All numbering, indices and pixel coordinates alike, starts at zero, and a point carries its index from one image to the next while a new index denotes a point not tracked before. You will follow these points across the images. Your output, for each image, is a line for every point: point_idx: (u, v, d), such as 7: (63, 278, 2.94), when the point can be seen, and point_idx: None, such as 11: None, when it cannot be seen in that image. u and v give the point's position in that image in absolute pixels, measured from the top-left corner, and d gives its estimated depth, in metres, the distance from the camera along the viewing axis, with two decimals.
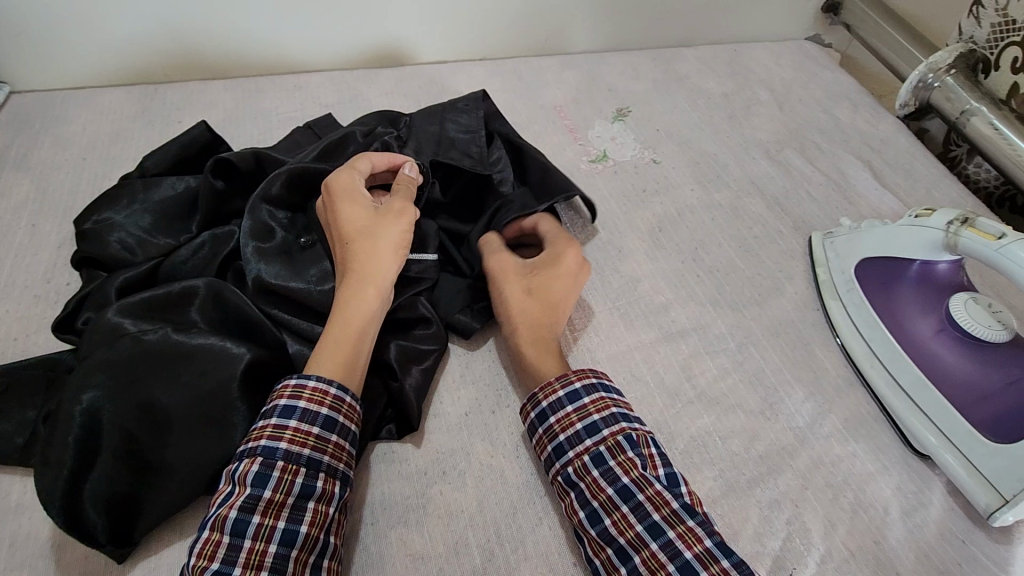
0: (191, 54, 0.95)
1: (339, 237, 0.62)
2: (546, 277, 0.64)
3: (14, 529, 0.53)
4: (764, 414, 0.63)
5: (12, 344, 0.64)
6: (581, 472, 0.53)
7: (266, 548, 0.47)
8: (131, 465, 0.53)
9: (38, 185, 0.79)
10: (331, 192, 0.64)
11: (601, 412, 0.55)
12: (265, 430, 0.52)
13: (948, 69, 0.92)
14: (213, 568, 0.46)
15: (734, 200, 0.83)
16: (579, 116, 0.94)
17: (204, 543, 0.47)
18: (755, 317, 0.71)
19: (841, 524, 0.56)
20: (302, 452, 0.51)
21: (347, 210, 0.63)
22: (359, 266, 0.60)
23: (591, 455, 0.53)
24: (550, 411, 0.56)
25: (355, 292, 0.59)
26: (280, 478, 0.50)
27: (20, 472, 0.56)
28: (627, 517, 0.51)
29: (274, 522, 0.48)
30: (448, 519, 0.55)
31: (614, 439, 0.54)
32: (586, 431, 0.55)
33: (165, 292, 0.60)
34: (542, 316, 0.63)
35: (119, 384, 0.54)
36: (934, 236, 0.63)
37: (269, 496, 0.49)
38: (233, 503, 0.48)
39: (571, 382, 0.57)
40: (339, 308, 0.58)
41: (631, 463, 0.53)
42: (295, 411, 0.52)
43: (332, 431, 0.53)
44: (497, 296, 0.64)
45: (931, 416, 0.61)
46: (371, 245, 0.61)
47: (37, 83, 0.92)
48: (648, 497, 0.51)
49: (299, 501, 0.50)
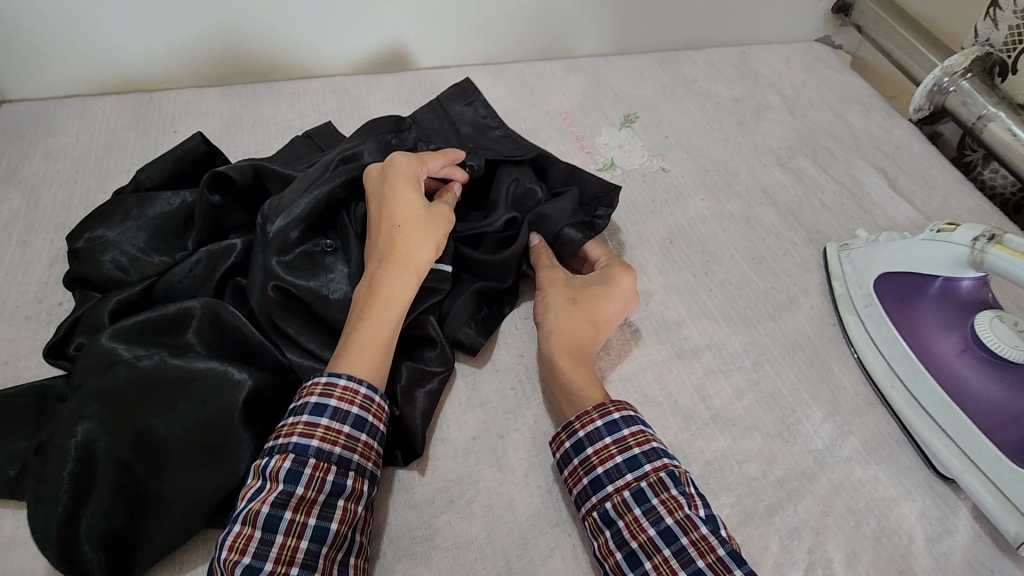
0: (188, 60, 0.92)
1: (391, 218, 0.61)
2: (597, 292, 0.64)
3: (5, 566, 0.51)
4: (782, 436, 0.61)
5: (4, 367, 0.62)
6: (621, 509, 0.51)
7: (297, 544, 0.47)
8: (129, 497, 0.51)
9: (30, 200, 0.77)
10: (399, 170, 0.64)
11: (641, 446, 0.54)
12: (297, 426, 0.51)
13: (963, 73, 0.90)
14: (245, 562, 0.45)
15: (745, 210, 0.81)
16: (585, 122, 0.91)
17: (236, 536, 0.46)
18: (770, 333, 0.69)
19: (864, 553, 0.54)
20: (333, 450, 0.50)
21: (407, 195, 0.63)
22: (408, 254, 0.60)
23: (632, 492, 0.52)
24: (587, 441, 0.55)
25: (400, 277, 0.59)
26: (312, 476, 0.49)
27: (12, 505, 0.54)
28: (669, 561, 0.49)
29: (305, 519, 0.48)
30: (457, 551, 0.53)
31: (656, 475, 0.52)
32: (626, 465, 0.53)
33: (161, 315, 0.58)
34: (585, 329, 0.63)
35: (115, 414, 0.52)
36: (958, 252, 0.61)
37: (301, 493, 0.48)
38: (266, 498, 0.48)
39: (609, 412, 0.56)
40: (384, 289, 0.58)
41: (675, 501, 0.51)
42: (327, 409, 0.51)
43: (362, 431, 0.53)
44: (542, 298, 0.65)
45: (955, 438, 0.59)
46: (421, 237, 0.61)
47: (28, 92, 0.89)
48: (692, 541, 0.49)
49: (329, 499, 0.49)
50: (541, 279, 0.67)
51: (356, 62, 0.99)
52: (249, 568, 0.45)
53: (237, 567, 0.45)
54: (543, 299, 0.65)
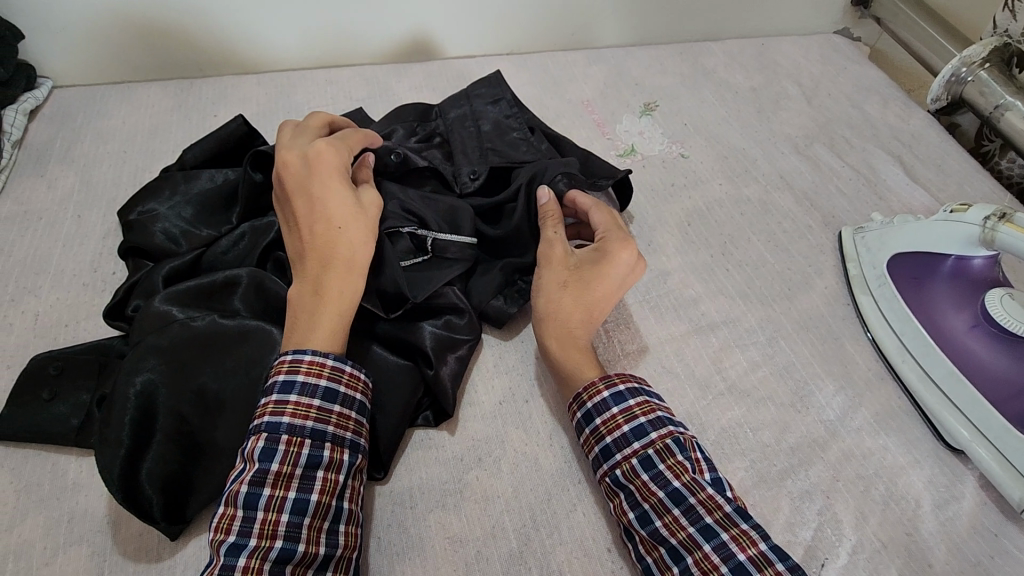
0: (226, 48, 0.96)
1: (323, 220, 0.59)
2: (590, 273, 0.63)
3: (72, 506, 0.55)
4: (795, 407, 0.64)
5: (64, 329, 0.67)
6: (630, 475, 0.54)
7: (278, 518, 0.49)
8: (183, 445, 0.55)
9: (82, 177, 0.81)
10: (314, 165, 0.62)
11: (647, 415, 0.56)
12: (267, 407, 0.52)
13: (981, 63, 0.91)
14: (230, 540, 0.47)
15: (763, 195, 0.83)
16: (607, 110, 0.94)
17: (220, 518, 0.49)
18: (786, 311, 0.71)
19: (872, 516, 0.57)
20: (305, 425, 0.52)
21: (336, 194, 0.60)
22: (350, 253, 0.59)
23: (639, 459, 0.54)
24: (595, 412, 0.57)
25: (337, 273, 0.58)
26: (286, 451, 0.51)
27: (76, 452, 0.58)
28: (679, 519, 0.51)
29: (285, 493, 0.50)
30: (484, 504, 0.57)
31: (662, 442, 0.54)
32: (633, 434, 0.55)
33: (209, 281, 0.62)
34: (576, 312, 0.62)
35: (171, 368, 0.56)
36: (969, 231, 0.64)
37: (277, 468, 0.50)
38: (244, 478, 0.50)
39: (615, 384, 0.58)
40: (330, 292, 0.57)
41: (681, 466, 0.53)
42: (294, 386, 0.53)
43: (335, 402, 0.54)
44: (537, 278, 0.65)
45: (964, 409, 0.61)
46: (358, 233, 0.60)
47: (78, 78, 0.94)
48: (700, 500, 0.51)
49: (307, 471, 0.51)
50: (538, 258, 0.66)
51: (386, 51, 1.03)
52: (234, 546, 0.47)
53: (221, 546, 0.47)
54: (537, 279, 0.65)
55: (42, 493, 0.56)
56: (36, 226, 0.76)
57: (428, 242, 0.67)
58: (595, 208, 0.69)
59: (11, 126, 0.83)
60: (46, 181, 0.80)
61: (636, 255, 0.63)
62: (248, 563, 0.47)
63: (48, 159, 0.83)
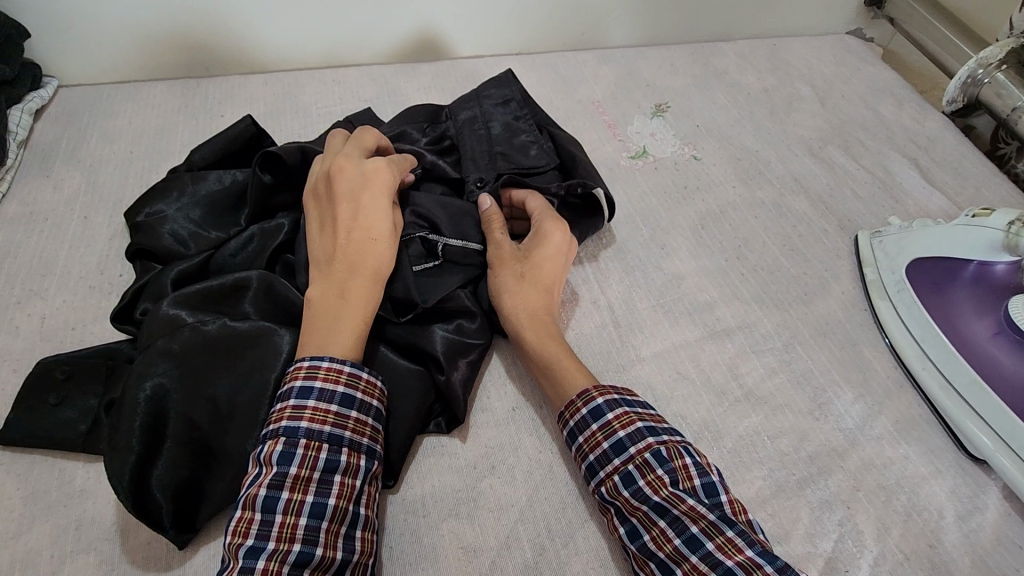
0: (233, 48, 0.95)
1: (361, 230, 0.59)
2: (541, 259, 0.65)
3: (80, 514, 0.54)
4: (814, 414, 0.62)
5: (71, 333, 0.66)
6: (613, 492, 0.53)
7: (296, 522, 0.48)
8: (194, 451, 0.54)
9: (88, 178, 0.81)
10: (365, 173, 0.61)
11: (626, 428, 0.54)
12: (285, 411, 0.51)
13: (999, 65, 0.90)
14: (248, 544, 0.46)
15: (777, 198, 0.82)
16: (618, 111, 0.93)
17: (238, 521, 0.47)
18: (802, 316, 0.70)
19: (894, 527, 0.56)
20: (323, 430, 0.51)
21: (380, 208, 0.60)
22: (379, 270, 0.59)
23: (620, 476, 0.53)
24: (577, 430, 0.56)
25: (364, 281, 0.58)
26: (304, 455, 0.50)
27: (83, 458, 0.58)
28: (665, 531, 0.49)
29: (302, 497, 0.49)
30: (498, 513, 0.56)
31: (641, 457, 0.52)
32: (613, 450, 0.54)
33: (218, 284, 0.61)
34: (539, 300, 0.64)
35: (182, 373, 0.55)
36: (993, 236, 0.65)
37: (295, 472, 0.49)
38: (262, 482, 0.49)
39: (592, 399, 0.56)
40: (354, 304, 0.57)
41: (660, 481, 0.51)
42: (313, 392, 0.52)
43: (351, 408, 0.53)
44: (492, 279, 0.65)
45: (987, 418, 0.60)
46: (389, 251, 0.60)
47: (83, 77, 0.93)
48: (683, 511, 0.49)
49: (325, 475, 0.50)
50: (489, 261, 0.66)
51: (394, 50, 1.02)
52: (252, 549, 0.46)
53: (240, 549, 0.46)
54: (493, 281, 0.65)
55: (49, 501, 0.55)
56: (42, 227, 0.75)
57: (439, 247, 0.66)
58: (529, 194, 0.70)
59: (16, 125, 0.82)
60: (52, 182, 0.79)
61: (571, 234, 0.67)
62: (267, 566, 0.46)
63: (54, 160, 0.82)
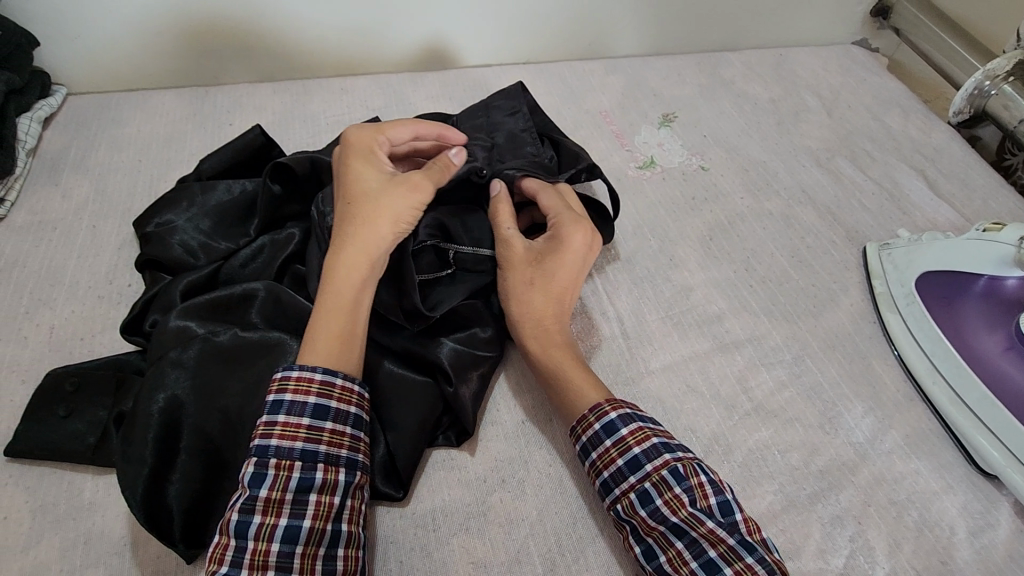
0: (241, 56, 0.95)
1: (344, 199, 0.60)
2: (552, 263, 0.64)
3: (88, 527, 0.54)
4: (824, 429, 0.62)
5: (79, 343, 0.66)
6: (629, 510, 0.52)
7: (269, 547, 0.47)
8: (207, 464, 0.54)
9: (97, 187, 0.81)
10: (346, 148, 0.63)
11: (641, 445, 0.54)
12: (257, 429, 0.50)
13: (1006, 76, 0.90)
14: (222, 571, 0.46)
15: (785, 209, 0.82)
16: (625, 120, 0.93)
17: (214, 548, 0.47)
18: (811, 330, 0.70)
19: (906, 543, 0.56)
20: (294, 446, 0.50)
21: (359, 172, 0.61)
22: (354, 233, 0.58)
23: (637, 494, 0.52)
24: (590, 446, 0.56)
25: (355, 255, 0.57)
26: (275, 476, 0.49)
27: (93, 471, 0.57)
28: (682, 554, 0.49)
29: (275, 520, 0.48)
30: (507, 527, 0.56)
31: (658, 475, 0.52)
32: (628, 468, 0.53)
33: (227, 295, 0.61)
34: (548, 304, 0.64)
35: (194, 385, 0.55)
36: (1003, 250, 0.64)
37: (266, 494, 0.48)
38: (236, 505, 0.48)
39: (606, 414, 0.56)
40: (332, 273, 0.56)
41: (678, 500, 0.51)
42: (282, 406, 0.51)
43: (326, 419, 0.52)
44: (502, 280, 0.65)
45: (998, 434, 0.60)
46: (373, 212, 0.58)
47: (92, 86, 0.93)
48: (701, 534, 0.50)
49: (298, 495, 0.49)
50: (499, 260, 0.66)
51: (402, 59, 1.02)
52: None
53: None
54: (503, 281, 0.65)
55: (57, 514, 0.55)
56: (50, 237, 0.75)
57: (451, 256, 0.66)
58: (542, 189, 0.69)
59: (25, 134, 0.82)
60: (61, 191, 0.80)
61: (589, 234, 0.66)
62: None
63: (63, 168, 0.82)
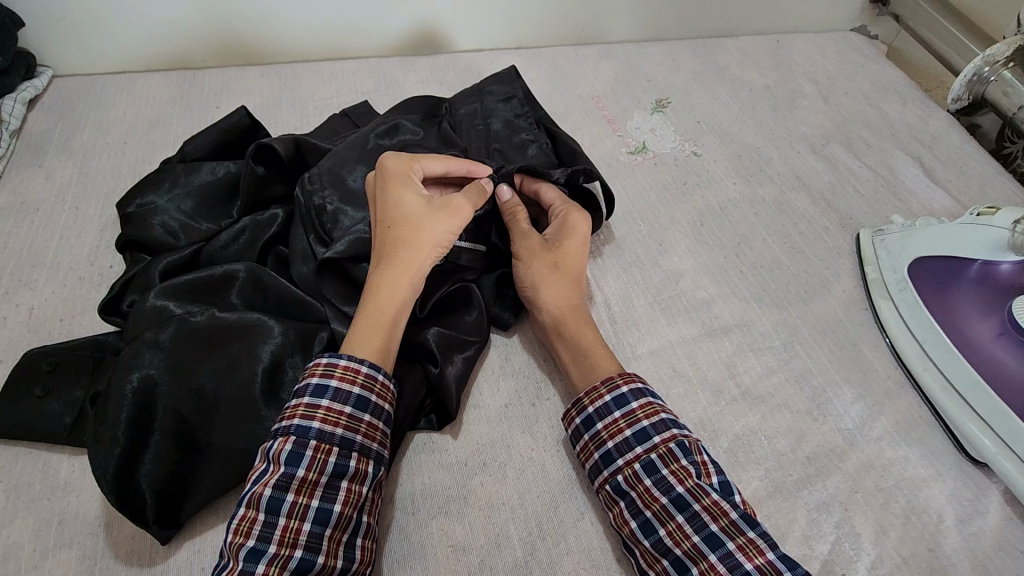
0: (229, 40, 0.94)
1: (381, 220, 0.60)
2: (568, 248, 0.65)
3: (63, 507, 0.54)
4: (812, 415, 0.61)
5: (58, 323, 0.65)
6: (632, 481, 0.52)
7: (300, 526, 0.47)
8: (182, 445, 0.53)
9: (81, 169, 0.80)
10: (381, 168, 0.62)
11: (649, 418, 0.53)
12: (299, 408, 0.50)
13: (1005, 62, 0.88)
14: (249, 544, 0.46)
15: (778, 195, 0.81)
16: (618, 106, 0.92)
17: (241, 520, 0.46)
18: (802, 316, 0.69)
19: (892, 530, 0.55)
20: (335, 432, 0.50)
21: (398, 194, 0.60)
22: (397, 255, 0.58)
23: (642, 464, 0.52)
24: (597, 417, 0.55)
25: (396, 279, 0.57)
26: (313, 457, 0.48)
27: (68, 451, 0.57)
28: (683, 527, 0.49)
29: (308, 501, 0.48)
30: (489, 511, 0.55)
31: (665, 447, 0.52)
32: (635, 438, 0.53)
33: (207, 276, 0.60)
34: (572, 288, 0.64)
35: (168, 366, 0.54)
36: (998, 236, 0.64)
37: (303, 475, 0.48)
38: (268, 481, 0.47)
39: (617, 386, 0.55)
40: (375, 291, 0.57)
41: (685, 471, 0.51)
42: (328, 390, 0.51)
43: (365, 411, 0.52)
44: (524, 270, 0.64)
45: (988, 419, 0.59)
46: (413, 236, 0.59)
47: (78, 67, 0.92)
48: (705, 507, 0.49)
49: (333, 480, 0.49)
50: (518, 252, 0.65)
51: (393, 44, 1.01)
52: (253, 552, 0.45)
53: (241, 550, 0.45)
54: (528, 272, 0.64)
55: (32, 494, 0.54)
56: (33, 218, 0.74)
57: None
58: (546, 184, 0.69)
59: (9, 116, 0.81)
60: (44, 172, 0.79)
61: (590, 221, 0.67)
62: (267, 571, 0.45)
63: (47, 149, 0.81)
